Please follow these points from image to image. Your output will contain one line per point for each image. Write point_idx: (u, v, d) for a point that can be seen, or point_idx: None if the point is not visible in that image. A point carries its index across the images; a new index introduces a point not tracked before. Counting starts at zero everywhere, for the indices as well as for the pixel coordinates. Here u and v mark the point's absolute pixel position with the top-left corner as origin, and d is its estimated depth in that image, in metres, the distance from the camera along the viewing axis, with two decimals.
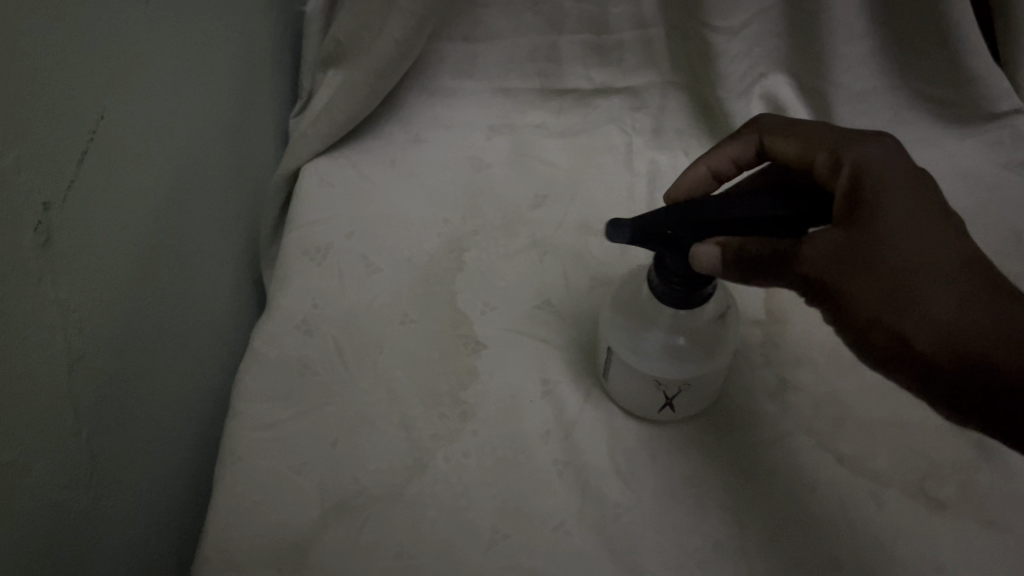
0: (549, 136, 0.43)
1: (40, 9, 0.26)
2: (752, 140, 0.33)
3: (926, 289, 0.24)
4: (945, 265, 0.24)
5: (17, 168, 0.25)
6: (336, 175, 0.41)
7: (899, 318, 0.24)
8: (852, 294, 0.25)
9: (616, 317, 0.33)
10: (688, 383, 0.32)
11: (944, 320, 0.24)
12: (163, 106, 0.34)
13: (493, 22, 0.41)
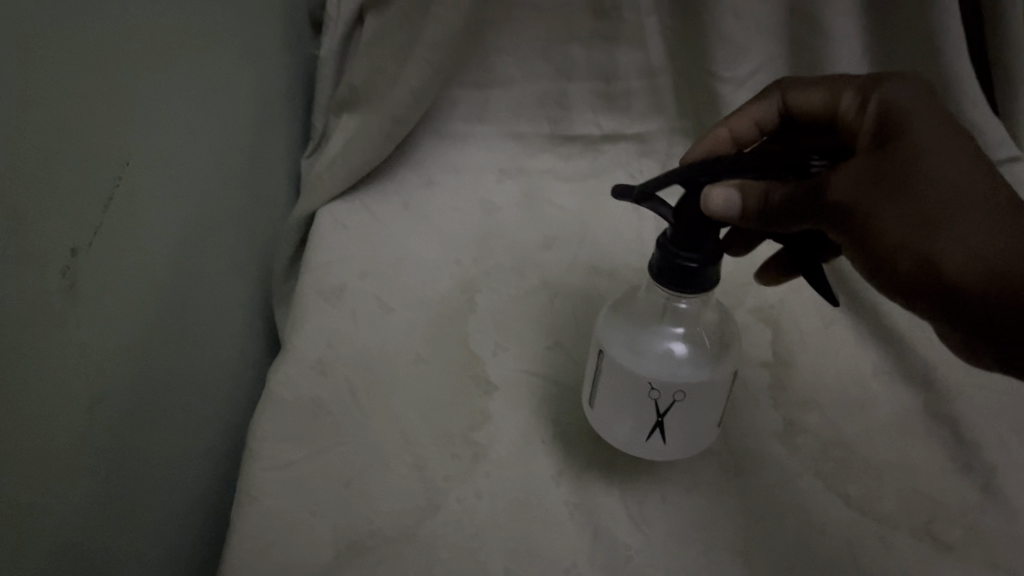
0: (559, 180, 0.44)
1: (76, 65, 0.27)
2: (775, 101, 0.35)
3: (955, 221, 0.26)
4: (970, 196, 0.26)
5: (48, 215, 0.26)
6: (350, 218, 0.42)
7: (936, 248, 0.26)
8: (881, 223, 0.27)
9: (618, 324, 0.32)
10: (683, 396, 0.30)
11: (975, 250, 0.26)
12: (180, 147, 0.35)
13: (505, 69, 0.42)
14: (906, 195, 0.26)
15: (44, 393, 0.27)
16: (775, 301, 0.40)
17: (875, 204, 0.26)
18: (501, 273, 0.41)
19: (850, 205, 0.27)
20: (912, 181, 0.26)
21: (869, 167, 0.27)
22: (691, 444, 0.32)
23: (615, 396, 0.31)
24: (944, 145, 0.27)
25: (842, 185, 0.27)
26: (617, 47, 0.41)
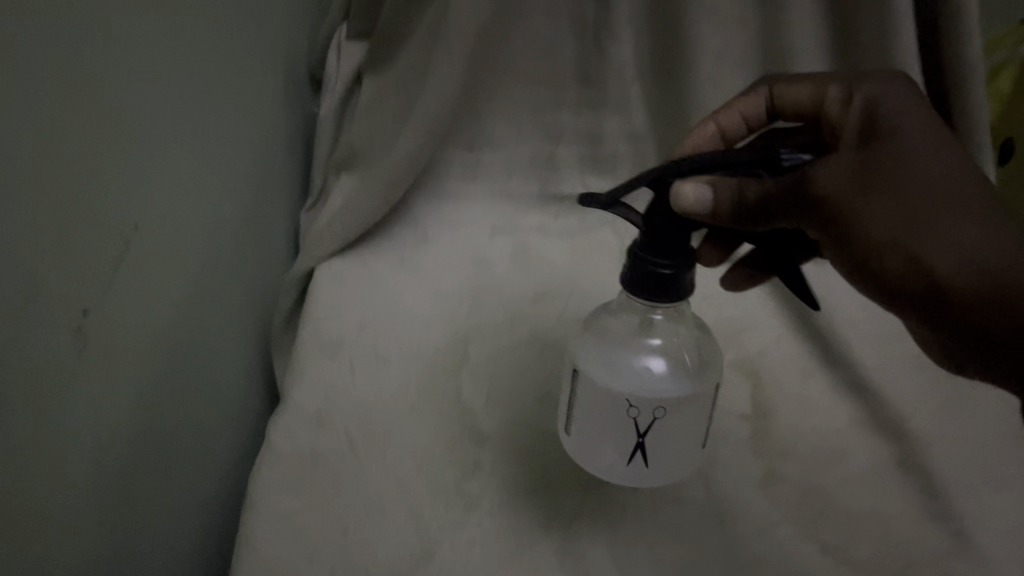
0: (548, 236, 0.46)
1: (96, 141, 0.29)
2: (762, 96, 0.38)
3: (940, 218, 0.28)
4: (955, 194, 0.29)
5: (66, 280, 0.27)
6: (348, 274, 0.44)
7: (918, 241, 0.28)
8: (868, 220, 0.29)
9: (596, 343, 0.33)
10: (662, 412, 0.31)
11: (960, 247, 0.28)
12: (186, 208, 0.37)
13: (497, 133, 0.45)
14: (892, 189, 0.29)
15: (52, 443, 0.28)
16: (756, 354, 0.41)
17: (860, 198, 0.29)
18: (493, 325, 0.42)
19: (837, 198, 0.29)
20: (896, 177, 0.29)
21: (854, 164, 0.29)
22: (674, 463, 0.33)
23: (593, 419, 0.32)
24: (926, 142, 0.29)
25: (828, 179, 0.29)
26: (603, 113, 0.45)
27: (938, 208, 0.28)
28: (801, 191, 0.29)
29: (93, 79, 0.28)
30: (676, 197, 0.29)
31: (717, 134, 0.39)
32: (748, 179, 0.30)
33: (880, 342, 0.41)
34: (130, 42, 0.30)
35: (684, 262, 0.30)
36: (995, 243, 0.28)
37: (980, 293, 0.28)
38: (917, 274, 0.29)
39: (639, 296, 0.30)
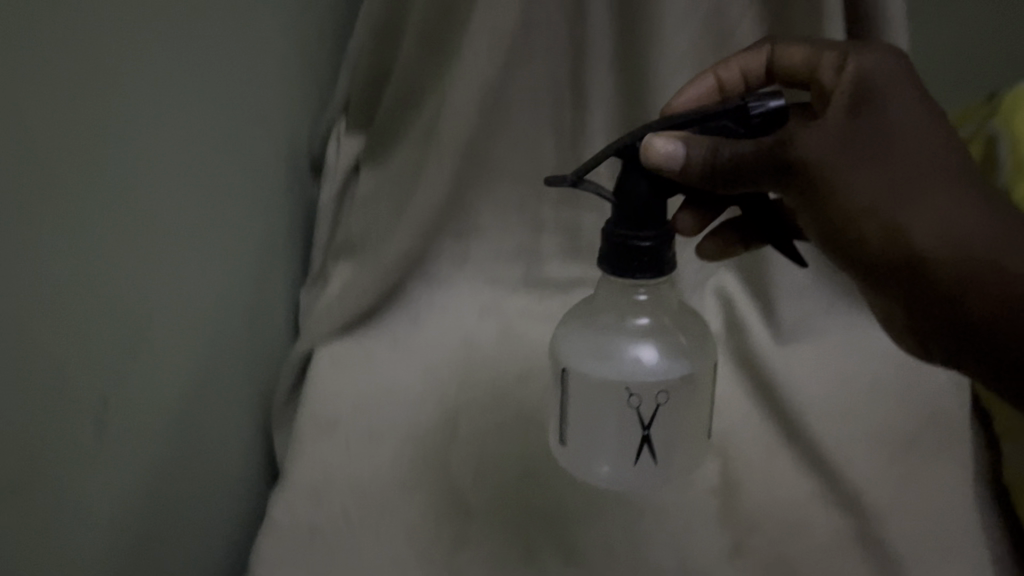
0: (532, 319, 0.49)
1: (114, 256, 0.33)
2: (763, 53, 0.39)
3: (916, 191, 0.32)
4: (930, 168, 0.32)
5: (85, 379, 0.32)
6: (345, 356, 0.47)
7: (898, 209, 0.32)
8: (848, 185, 0.32)
9: (589, 334, 0.36)
10: (664, 399, 0.35)
11: (933, 218, 0.31)
12: (194, 301, 0.41)
13: (484, 224, 0.49)
14: (876, 154, 0.32)
15: (65, 519, 0.32)
16: (726, 432, 0.44)
17: (845, 161, 0.32)
18: (481, 404, 0.45)
19: (824, 160, 0.32)
20: (879, 147, 0.32)
21: (841, 128, 0.32)
22: (676, 452, 0.37)
23: (591, 420, 0.36)
24: (908, 115, 0.32)
25: (816, 143, 0.32)
26: (580, 207, 0.48)
27: (919, 179, 0.32)
28: (788, 152, 0.32)
29: (112, 204, 0.32)
30: (643, 151, 0.33)
31: (716, 87, 0.40)
32: (726, 140, 0.33)
33: (842, 421, 0.43)
34: (146, 167, 0.35)
35: (659, 232, 0.33)
36: (966, 219, 0.31)
37: (948, 262, 0.31)
38: (891, 238, 0.32)
39: (625, 275, 0.34)
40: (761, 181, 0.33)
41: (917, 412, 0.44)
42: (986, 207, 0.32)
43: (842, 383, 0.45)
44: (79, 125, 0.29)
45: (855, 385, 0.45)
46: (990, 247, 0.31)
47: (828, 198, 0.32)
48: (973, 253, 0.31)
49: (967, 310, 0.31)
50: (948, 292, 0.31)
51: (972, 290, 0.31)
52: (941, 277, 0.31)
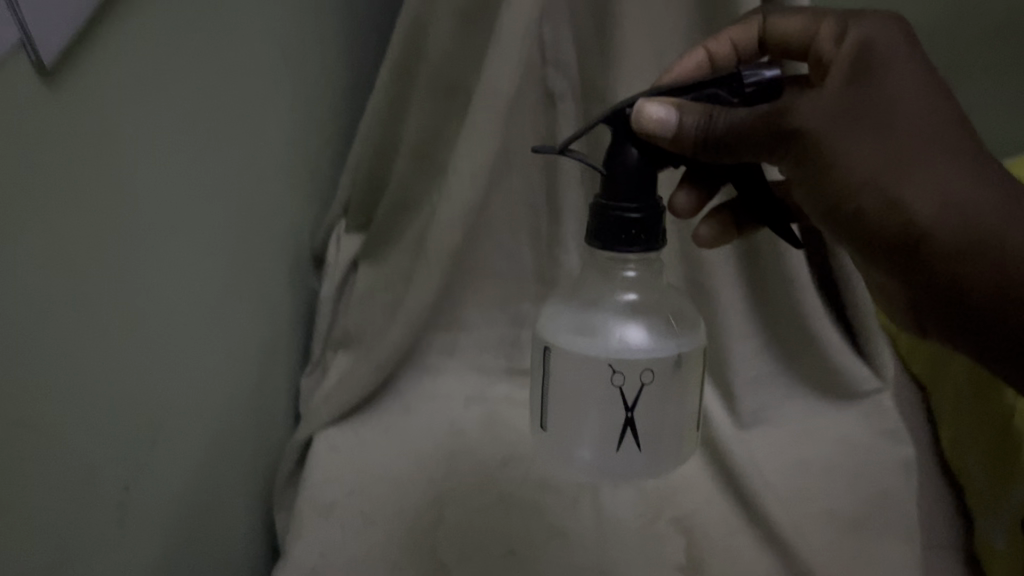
0: (515, 405, 0.54)
1: (133, 361, 0.38)
2: (753, 27, 0.43)
3: (914, 163, 0.33)
4: (930, 139, 0.34)
5: (108, 467, 0.37)
6: (342, 442, 0.51)
7: (900, 182, 0.33)
8: (846, 157, 0.34)
9: (577, 315, 0.41)
10: (648, 372, 0.39)
11: (930, 192, 0.33)
12: (206, 392, 0.46)
13: (471, 319, 0.55)
14: (876, 125, 0.33)
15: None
16: (691, 511, 0.48)
17: (843, 133, 0.34)
18: (466, 486, 0.49)
19: (823, 131, 0.34)
20: (879, 119, 0.34)
21: (839, 99, 0.34)
22: (656, 441, 0.41)
23: (577, 395, 0.40)
24: (908, 83, 0.34)
25: (814, 115, 0.34)
26: None
27: (922, 149, 0.33)
28: (787, 124, 0.34)
29: (131, 318, 0.38)
30: (637, 116, 0.37)
31: (706, 60, 0.44)
32: (719, 109, 0.36)
33: (799, 504, 0.48)
34: (161, 282, 0.41)
35: (645, 204, 0.38)
36: (966, 192, 0.33)
37: (942, 236, 0.33)
38: (886, 211, 0.34)
39: (617, 245, 0.38)
40: (761, 151, 0.36)
41: (863, 491, 0.48)
42: (985, 178, 0.34)
43: (799, 468, 0.50)
44: (106, 260, 0.36)
45: (808, 467, 0.50)
46: (989, 221, 0.33)
47: (827, 169, 0.34)
48: (973, 227, 0.33)
49: (967, 283, 0.33)
50: (948, 265, 0.33)
51: (971, 262, 0.33)
52: (940, 251, 0.33)
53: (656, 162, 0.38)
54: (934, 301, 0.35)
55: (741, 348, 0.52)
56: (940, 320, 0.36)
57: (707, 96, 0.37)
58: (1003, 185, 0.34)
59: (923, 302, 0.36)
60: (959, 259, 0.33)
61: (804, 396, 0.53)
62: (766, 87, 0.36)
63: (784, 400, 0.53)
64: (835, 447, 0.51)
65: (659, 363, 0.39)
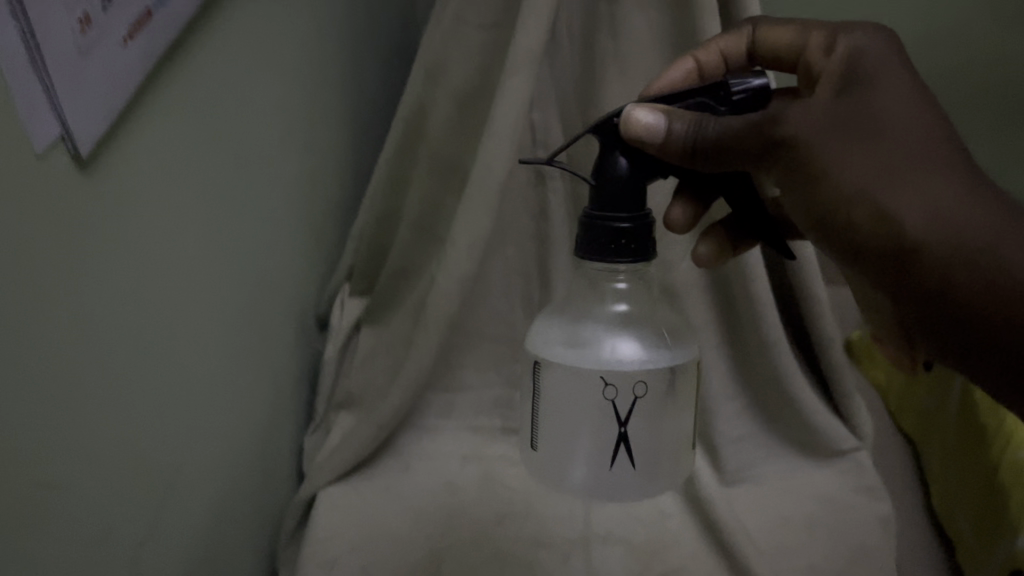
0: (509, 464, 0.56)
1: (150, 425, 0.41)
2: (742, 37, 0.48)
3: (902, 169, 0.35)
4: (921, 148, 0.35)
5: (122, 525, 0.39)
6: (343, 500, 0.53)
7: (887, 187, 0.35)
8: (836, 160, 0.36)
9: (570, 330, 0.47)
10: (640, 385, 0.44)
11: (918, 197, 0.35)
12: (215, 453, 0.48)
13: (466, 380, 0.57)
14: (862, 130, 0.36)
15: None
16: (679, 564, 0.50)
17: (829, 138, 0.37)
18: (463, 543, 0.51)
19: (810, 136, 0.37)
20: (869, 127, 0.36)
21: (828, 108, 0.37)
22: (650, 459, 0.46)
23: (573, 405, 0.44)
24: (899, 98, 0.36)
25: (802, 122, 0.37)
26: None
27: (909, 154, 0.35)
28: (776, 131, 0.38)
29: (148, 385, 0.41)
30: (626, 124, 0.41)
31: (697, 67, 0.49)
32: (710, 118, 0.41)
33: (782, 559, 0.50)
34: (177, 350, 0.43)
35: (633, 215, 0.42)
36: (954, 199, 0.34)
37: (931, 238, 0.34)
38: (876, 213, 0.35)
39: (609, 249, 0.42)
40: (754, 157, 0.39)
41: (843, 547, 0.50)
42: (976, 189, 0.35)
43: (782, 523, 0.52)
44: (128, 332, 0.39)
45: (789, 522, 0.52)
46: (977, 231, 0.34)
47: (820, 173, 0.37)
48: (959, 234, 0.34)
49: (956, 292, 0.34)
50: (937, 273, 0.34)
51: (959, 270, 0.34)
52: (926, 256, 0.34)
53: (641, 174, 0.43)
54: (928, 314, 0.35)
55: (724, 409, 0.55)
56: (936, 339, 0.36)
57: (698, 103, 0.42)
58: (995, 196, 0.34)
59: (920, 320, 0.36)
60: (949, 263, 0.34)
61: (787, 454, 0.56)
62: (752, 94, 0.41)
63: (767, 458, 0.56)
64: (816, 503, 0.53)
65: (648, 374, 0.44)
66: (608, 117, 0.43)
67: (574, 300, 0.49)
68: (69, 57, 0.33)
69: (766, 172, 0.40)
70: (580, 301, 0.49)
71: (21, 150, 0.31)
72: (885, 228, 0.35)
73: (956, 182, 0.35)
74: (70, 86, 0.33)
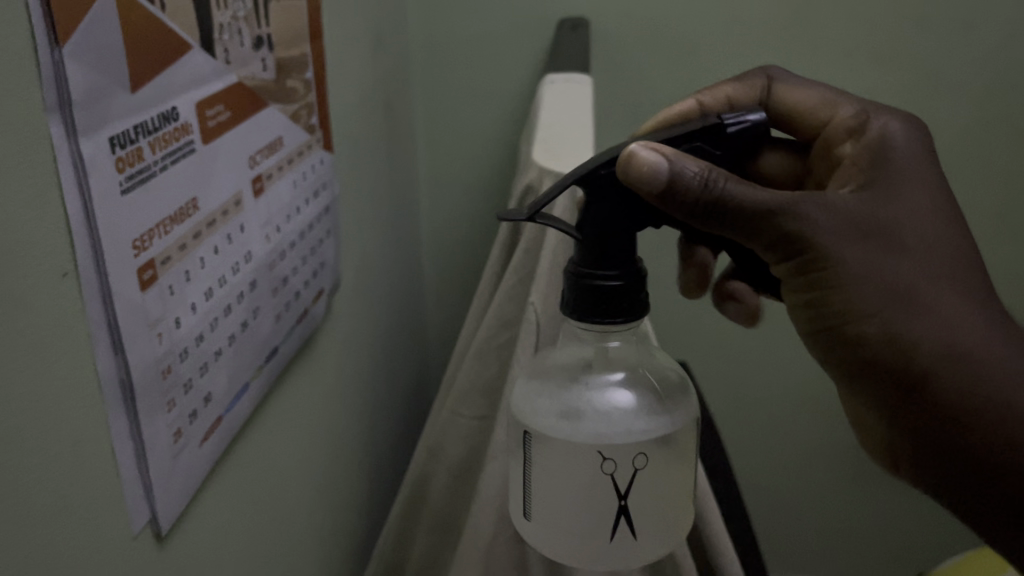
0: None
1: None
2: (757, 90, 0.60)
3: (915, 297, 0.46)
4: (928, 276, 0.46)
5: None
6: None
7: (902, 313, 0.45)
8: (854, 271, 0.45)
9: (565, 398, 0.49)
10: (642, 452, 0.47)
11: (933, 328, 0.45)
12: None
13: None
14: (879, 242, 0.46)
15: None
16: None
17: (849, 244, 0.45)
18: None
19: (829, 241, 0.45)
20: (885, 247, 0.46)
21: (846, 214, 0.45)
22: (651, 514, 0.49)
23: (571, 470, 0.47)
24: (912, 217, 0.47)
25: (824, 226, 0.45)
26: None
27: (927, 272, 0.46)
28: (801, 227, 0.44)
29: None
30: (629, 162, 0.42)
31: (698, 106, 0.61)
32: (723, 175, 0.44)
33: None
34: None
35: (623, 271, 0.45)
36: (966, 327, 0.45)
37: (942, 370, 0.45)
38: (892, 328, 0.45)
39: (604, 316, 0.45)
40: (763, 241, 0.45)
41: None
42: (979, 323, 0.46)
43: None
44: None
45: None
46: (983, 371, 0.45)
47: (842, 283, 0.45)
48: (971, 373, 0.45)
49: (963, 428, 0.45)
50: (944, 399, 0.45)
51: (965, 400, 0.45)
52: (941, 376, 0.45)
53: (627, 224, 0.45)
54: (927, 428, 0.46)
55: None
56: (921, 447, 0.47)
57: (696, 147, 0.46)
58: (994, 333, 0.46)
59: (917, 431, 0.46)
60: (957, 401, 0.45)
61: None
62: (745, 127, 0.45)
63: None
64: None
65: (647, 445, 0.47)
66: (597, 168, 0.44)
67: (565, 366, 0.51)
68: (164, 462, 0.44)
69: (769, 258, 0.47)
70: (573, 371, 0.51)
71: (120, 537, 0.42)
72: (903, 347, 0.45)
73: (962, 315, 0.46)
74: (162, 485, 0.45)
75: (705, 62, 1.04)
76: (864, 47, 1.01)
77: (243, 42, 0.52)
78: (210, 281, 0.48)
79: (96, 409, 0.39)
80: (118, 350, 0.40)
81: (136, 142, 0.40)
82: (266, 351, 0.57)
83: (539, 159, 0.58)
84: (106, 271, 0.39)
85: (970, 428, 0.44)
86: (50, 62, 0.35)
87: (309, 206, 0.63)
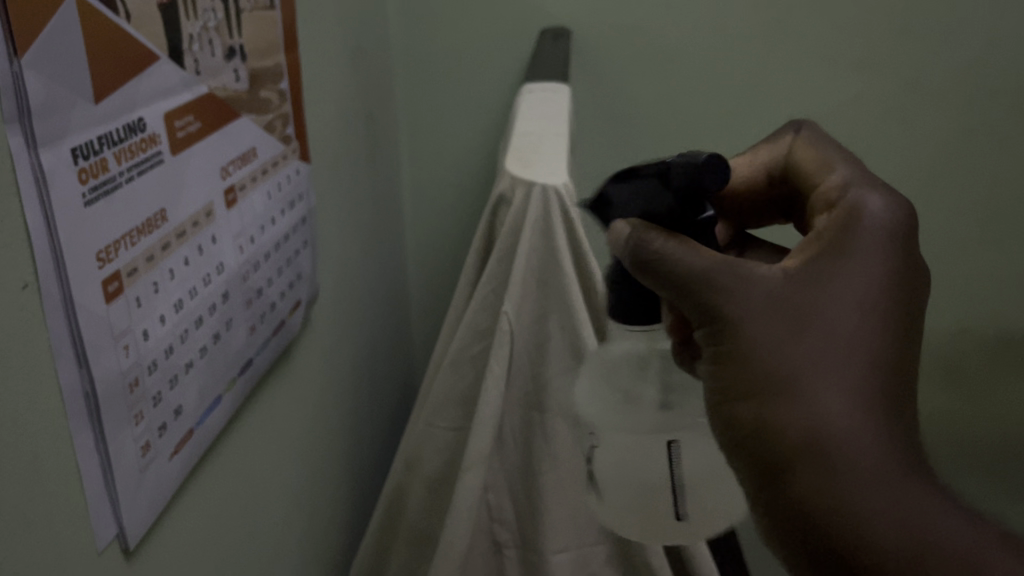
0: None
1: None
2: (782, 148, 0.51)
3: (806, 384, 0.38)
4: (834, 368, 0.38)
5: None
6: None
7: (778, 397, 0.38)
8: (743, 345, 0.39)
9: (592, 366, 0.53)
10: (596, 439, 0.49)
11: (810, 418, 0.37)
12: None
13: None
14: (782, 323, 0.39)
15: None
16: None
17: (745, 319, 0.39)
18: None
19: (725, 311, 0.39)
20: (785, 329, 0.38)
21: (757, 287, 0.39)
22: (618, 509, 0.49)
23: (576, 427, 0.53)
24: (837, 299, 0.39)
25: (725, 295, 0.39)
26: None
27: (831, 368, 0.38)
28: (706, 295, 0.40)
29: None
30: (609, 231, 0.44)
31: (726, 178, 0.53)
32: (654, 234, 0.41)
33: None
34: None
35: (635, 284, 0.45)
36: (855, 428, 0.37)
37: (804, 467, 0.37)
38: (765, 412, 0.38)
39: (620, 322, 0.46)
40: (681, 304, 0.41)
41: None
42: (874, 427, 0.37)
43: None
44: None
45: None
46: (846, 477, 0.37)
47: (730, 358, 0.39)
48: (835, 477, 0.37)
49: (815, 535, 0.37)
50: (799, 497, 0.37)
51: (824, 506, 0.37)
52: (796, 482, 0.37)
53: None
54: (784, 530, 0.39)
55: None
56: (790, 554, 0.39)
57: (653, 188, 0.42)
58: (891, 440, 0.37)
59: (777, 539, 0.39)
60: (811, 504, 0.37)
61: None
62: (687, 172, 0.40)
63: None
64: None
65: (595, 433, 0.49)
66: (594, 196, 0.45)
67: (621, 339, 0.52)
68: (132, 475, 0.44)
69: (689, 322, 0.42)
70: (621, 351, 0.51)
71: (85, 552, 0.42)
72: (768, 434, 0.38)
73: (858, 414, 0.37)
74: (127, 500, 0.44)
75: (683, 72, 1.04)
76: (845, 56, 1.02)
77: (214, 52, 0.52)
78: (179, 292, 0.48)
79: (58, 424, 0.39)
80: (82, 362, 0.40)
81: (100, 153, 0.40)
82: (239, 364, 0.57)
83: (512, 169, 0.60)
84: (70, 281, 0.38)
85: (818, 546, 0.37)
86: (9, 73, 0.34)
87: (285, 218, 0.63)
